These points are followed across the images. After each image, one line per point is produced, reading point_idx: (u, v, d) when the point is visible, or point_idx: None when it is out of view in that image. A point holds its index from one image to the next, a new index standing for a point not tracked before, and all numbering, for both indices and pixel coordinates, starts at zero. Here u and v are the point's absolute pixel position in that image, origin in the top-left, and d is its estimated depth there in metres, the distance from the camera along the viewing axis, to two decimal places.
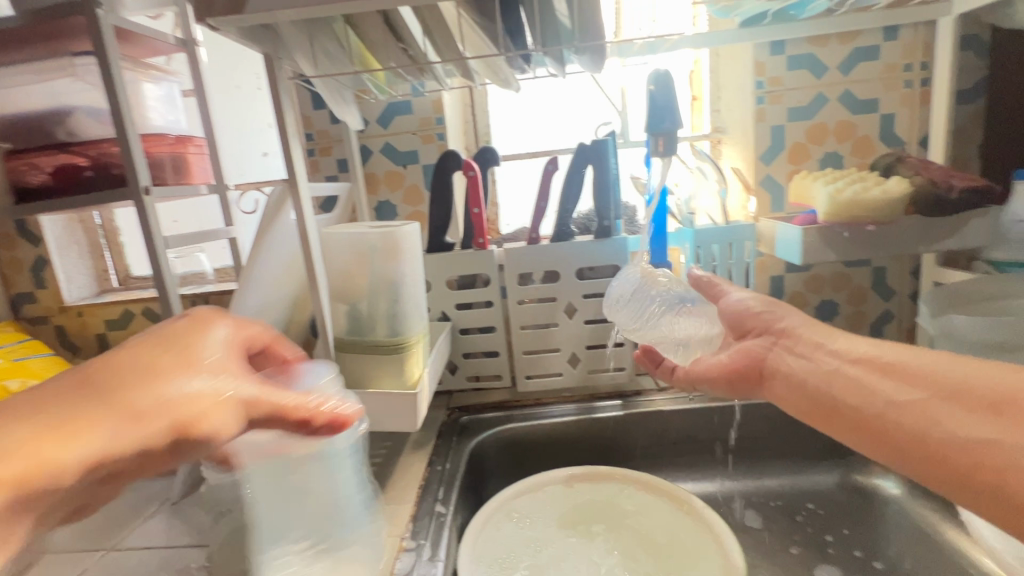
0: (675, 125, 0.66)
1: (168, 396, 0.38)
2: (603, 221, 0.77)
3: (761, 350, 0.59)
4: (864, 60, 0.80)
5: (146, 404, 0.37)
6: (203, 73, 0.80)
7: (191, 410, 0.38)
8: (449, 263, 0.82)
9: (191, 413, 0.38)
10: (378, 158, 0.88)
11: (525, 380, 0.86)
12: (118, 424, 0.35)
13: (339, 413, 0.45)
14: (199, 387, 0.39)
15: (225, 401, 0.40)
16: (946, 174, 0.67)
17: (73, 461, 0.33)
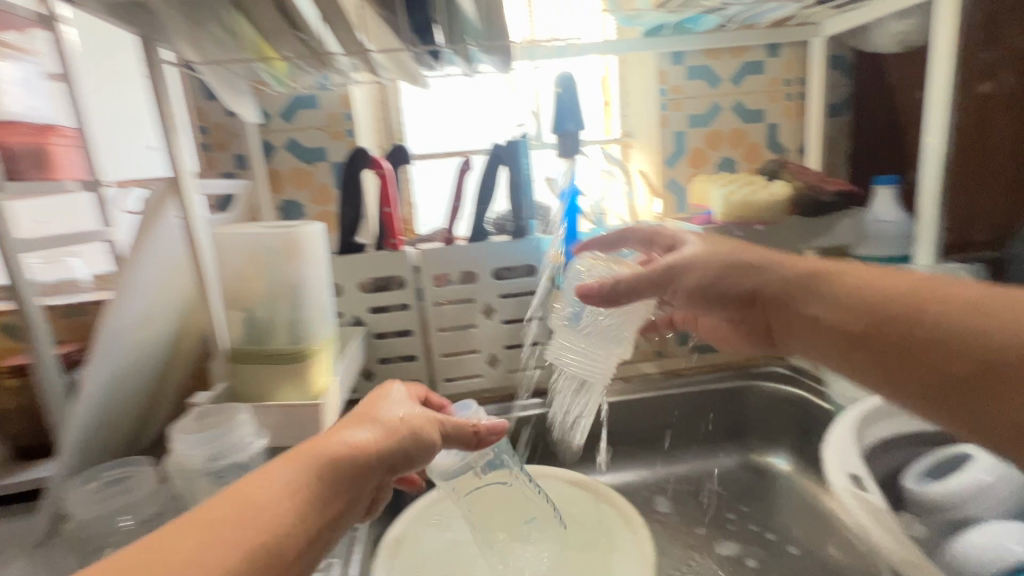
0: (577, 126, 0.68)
1: (393, 416, 0.42)
2: (518, 222, 0.78)
3: (756, 314, 0.54)
4: (752, 74, 0.87)
5: (369, 423, 0.40)
6: (69, 54, 0.70)
7: (409, 426, 0.42)
8: (362, 266, 0.79)
9: (411, 428, 0.42)
10: (283, 154, 0.83)
11: (446, 384, 0.84)
12: (363, 427, 0.40)
13: (496, 425, 0.50)
14: (406, 411, 0.44)
15: (427, 420, 0.44)
16: (819, 179, 0.75)
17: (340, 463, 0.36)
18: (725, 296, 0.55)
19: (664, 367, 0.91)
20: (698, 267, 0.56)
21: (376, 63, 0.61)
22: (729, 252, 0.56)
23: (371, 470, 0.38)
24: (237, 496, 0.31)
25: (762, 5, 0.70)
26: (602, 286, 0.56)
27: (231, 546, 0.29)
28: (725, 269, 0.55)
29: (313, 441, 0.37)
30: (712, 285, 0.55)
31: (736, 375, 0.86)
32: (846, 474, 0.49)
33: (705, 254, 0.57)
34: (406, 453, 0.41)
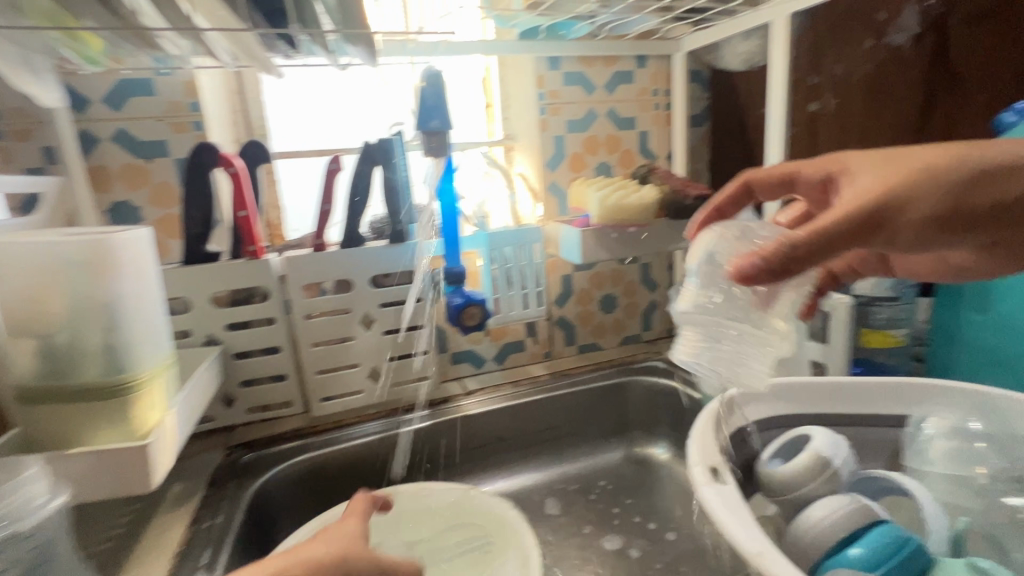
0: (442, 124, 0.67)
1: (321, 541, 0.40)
2: (396, 225, 0.73)
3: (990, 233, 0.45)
4: (624, 83, 0.91)
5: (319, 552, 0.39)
6: None
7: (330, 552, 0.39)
8: (214, 277, 0.69)
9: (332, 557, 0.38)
10: (108, 148, 0.70)
11: (322, 404, 0.77)
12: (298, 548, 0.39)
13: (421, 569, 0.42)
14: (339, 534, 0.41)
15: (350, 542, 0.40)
16: (683, 184, 0.79)
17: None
18: (937, 222, 0.42)
19: (552, 369, 0.93)
20: (909, 202, 0.41)
21: (210, 40, 0.53)
22: (931, 159, 0.42)
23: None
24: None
25: (626, 16, 0.72)
26: (774, 258, 0.39)
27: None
28: (929, 192, 0.41)
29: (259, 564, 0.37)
30: (916, 216, 0.41)
31: (618, 372, 0.90)
32: (705, 466, 0.43)
33: (898, 176, 0.41)
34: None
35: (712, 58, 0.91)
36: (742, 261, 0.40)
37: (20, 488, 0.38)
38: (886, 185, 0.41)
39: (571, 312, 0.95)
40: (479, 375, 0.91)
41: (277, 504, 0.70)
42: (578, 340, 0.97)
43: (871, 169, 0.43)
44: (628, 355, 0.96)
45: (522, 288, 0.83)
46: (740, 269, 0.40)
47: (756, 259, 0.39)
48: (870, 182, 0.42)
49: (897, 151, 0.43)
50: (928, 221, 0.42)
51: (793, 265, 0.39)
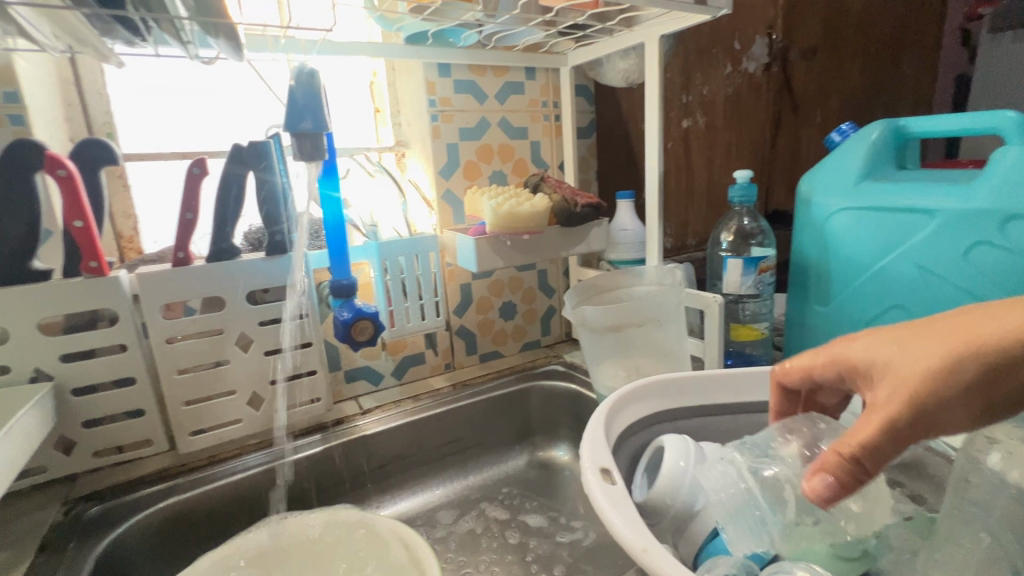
0: (319, 125, 0.62)
1: None
2: (274, 235, 0.67)
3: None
4: (514, 94, 0.93)
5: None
6: None
7: None
8: (42, 300, 0.58)
9: None
10: None
11: (191, 438, 0.68)
12: None
13: None
14: None
15: None
16: (573, 192, 0.82)
17: None
18: (994, 397, 0.33)
19: (453, 380, 0.91)
20: (951, 386, 0.33)
21: (24, 19, 0.45)
22: (935, 337, 0.35)
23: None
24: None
25: (514, 27, 0.73)
26: (844, 470, 0.33)
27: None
28: (960, 374, 0.33)
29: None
30: (964, 400, 0.33)
31: (519, 378, 0.90)
32: (598, 467, 0.44)
33: (911, 369, 0.35)
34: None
35: (596, 74, 0.95)
36: (811, 477, 0.34)
37: None
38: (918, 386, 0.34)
39: (472, 321, 0.95)
40: (376, 393, 0.87)
41: (135, 561, 0.60)
42: (479, 348, 0.96)
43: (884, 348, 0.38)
44: (528, 361, 0.97)
45: (419, 299, 0.80)
46: (813, 485, 0.34)
47: (824, 475, 0.33)
48: (895, 368, 0.36)
49: (902, 335, 0.37)
50: (982, 403, 0.33)
51: (867, 473, 0.33)
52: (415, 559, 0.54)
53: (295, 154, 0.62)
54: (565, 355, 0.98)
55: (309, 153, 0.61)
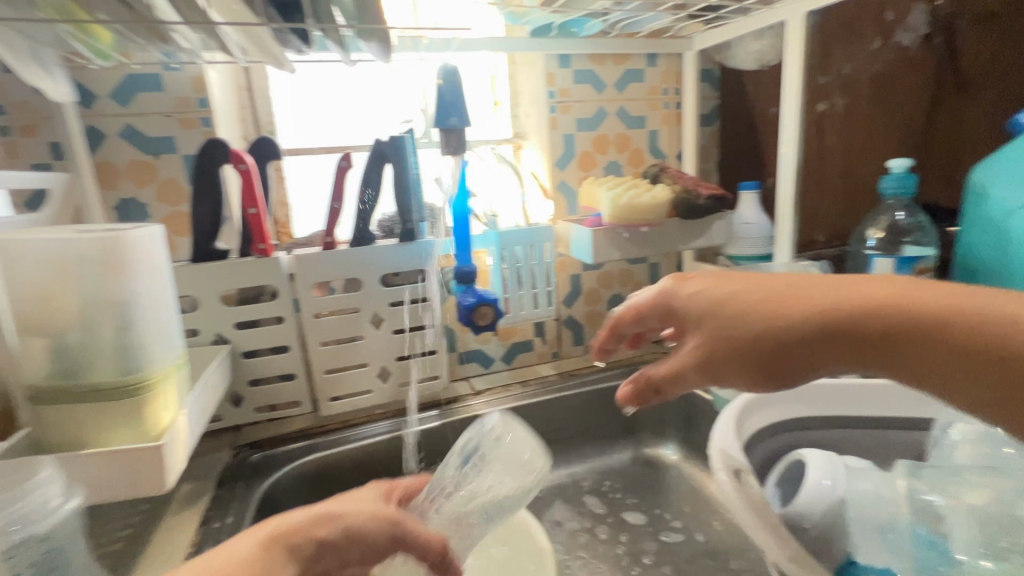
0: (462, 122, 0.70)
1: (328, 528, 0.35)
2: (406, 224, 0.73)
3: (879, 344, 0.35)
4: (634, 82, 0.91)
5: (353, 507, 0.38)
6: None
7: (342, 529, 0.35)
8: (223, 275, 0.68)
9: (346, 530, 0.35)
10: (115, 144, 0.69)
11: (330, 403, 0.76)
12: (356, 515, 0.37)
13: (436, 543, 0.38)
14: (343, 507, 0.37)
15: (369, 519, 0.37)
16: (695, 183, 0.79)
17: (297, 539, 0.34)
18: (782, 367, 0.32)
19: (561, 369, 0.92)
20: (744, 348, 0.32)
21: (228, 37, 0.53)
22: (757, 292, 0.33)
23: (314, 554, 0.34)
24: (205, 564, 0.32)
25: (641, 13, 0.72)
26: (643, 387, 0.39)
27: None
28: (753, 339, 0.32)
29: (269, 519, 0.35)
30: (752, 363, 0.32)
31: (627, 372, 0.89)
32: (729, 469, 0.43)
33: (721, 320, 0.34)
34: (357, 542, 0.36)
35: (723, 57, 0.90)
36: (627, 386, 0.40)
37: (35, 490, 0.37)
38: (718, 337, 0.33)
39: (580, 312, 0.95)
40: (487, 376, 0.91)
41: (287, 504, 0.69)
42: (586, 339, 0.97)
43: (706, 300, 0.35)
44: (636, 356, 0.96)
45: (533, 288, 0.82)
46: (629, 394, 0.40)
47: (632, 386, 0.39)
48: (705, 322, 0.35)
49: (723, 281, 0.36)
50: (770, 374, 0.32)
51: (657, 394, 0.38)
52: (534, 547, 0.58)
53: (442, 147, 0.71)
54: None
55: (455, 146, 0.71)
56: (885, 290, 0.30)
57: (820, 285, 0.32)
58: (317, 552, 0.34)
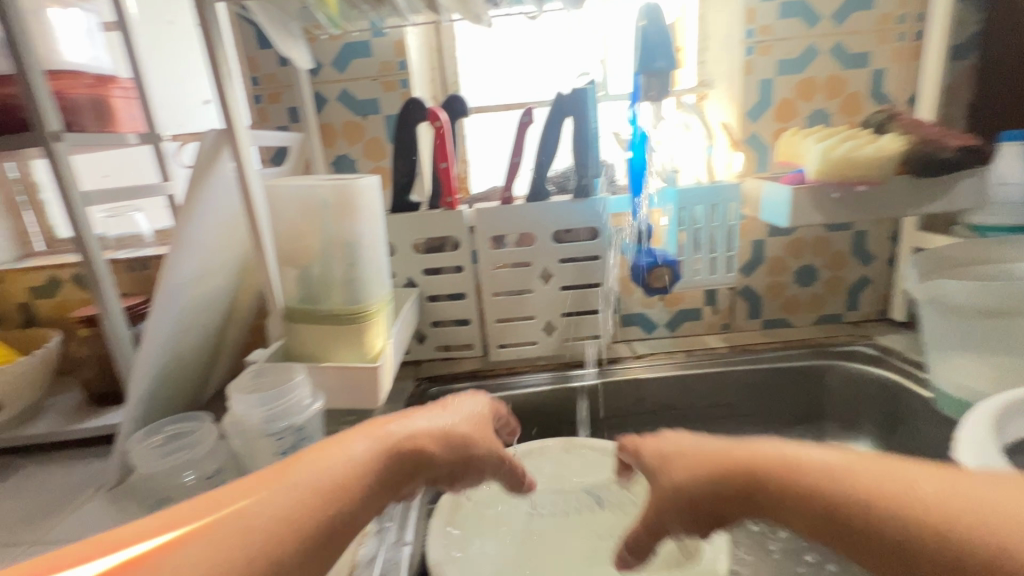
0: (668, 64, 0.66)
1: (438, 443, 0.39)
2: (582, 179, 0.72)
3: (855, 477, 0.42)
4: (859, 11, 0.75)
5: (468, 430, 0.42)
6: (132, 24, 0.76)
7: (454, 449, 0.40)
8: (416, 224, 0.75)
9: (458, 451, 0.40)
10: (334, 106, 0.79)
11: (498, 350, 0.81)
12: (465, 440, 0.41)
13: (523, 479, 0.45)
14: (457, 426, 0.42)
15: (477, 445, 0.42)
16: (939, 132, 0.64)
17: (413, 447, 0.38)
18: (698, 518, 0.37)
19: (732, 342, 0.85)
20: (663, 503, 0.38)
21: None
22: (671, 451, 0.40)
23: (427, 476, 0.38)
24: (318, 464, 0.33)
25: None
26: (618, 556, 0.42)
27: (280, 505, 0.30)
28: (665, 495, 0.38)
29: (384, 428, 0.38)
30: (677, 516, 0.38)
31: (810, 354, 0.80)
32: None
33: (655, 479, 0.40)
34: (465, 470, 0.41)
35: None
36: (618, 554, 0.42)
37: (294, 390, 0.45)
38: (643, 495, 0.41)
39: (760, 282, 0.86)
40: (649, 341, 0.88)
41: None
42: (763, 313, 0.88)
43: (645, 457, 0.42)
44: (825, 336, 0.84)
45: (712, 252, 0.76)
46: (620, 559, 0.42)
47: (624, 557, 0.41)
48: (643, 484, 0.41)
49: (661, 441, 0.42)
50: (693, 526, 0.38)
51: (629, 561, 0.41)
52: None
53: (642, 92, 0.68)
54: (879, 338, 0.81)
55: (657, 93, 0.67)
56: (748, 457, 0.36)
57: (709, 447, 0.38)
58: (432, 468, 0.39)
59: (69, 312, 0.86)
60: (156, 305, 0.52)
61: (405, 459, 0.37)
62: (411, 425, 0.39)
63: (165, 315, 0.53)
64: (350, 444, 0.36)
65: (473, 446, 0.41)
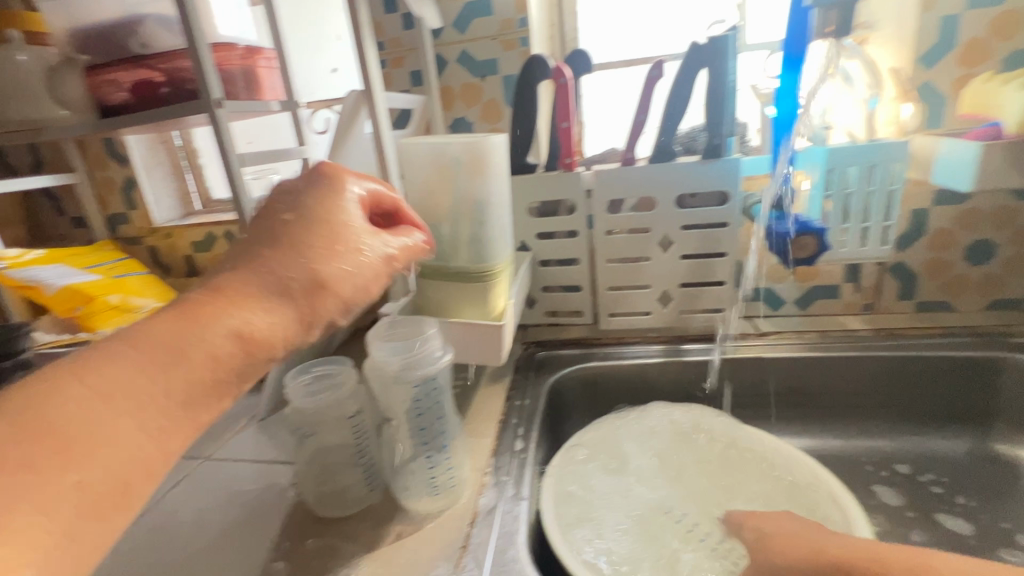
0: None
1: (248, 325, 0.33)
2: (713, 139, 0.66)
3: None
4: None
5: (300, 299, 0.36)
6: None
7: (280, 323, 0.35)
8: (532, 187, 0.74)
9: (289, 323, 0.35)
10: (454, 69, 0.80)
11: (608, 318, 0.79)
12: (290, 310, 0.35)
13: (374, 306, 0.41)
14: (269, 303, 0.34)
15: (311, 307, 0.36)
16: None
17: (215, 343, 0.32)
18: None
19: (876, 325, 0.76)
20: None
21: None
22: (783, 539, 0.45)
23: (284, 348, 0.35)
24: (100, 401, 0.27)
25: None
26: None
27: (80, 466, 0.26)
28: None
29: (194, 320, 0.32)
30: None
31: (978, 344, 0.69)
32: None
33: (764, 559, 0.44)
34: (335, 315, 0.38)
35: None
36: None
37: (426, 342, 0.48)
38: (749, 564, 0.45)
39: (917, 258, 0.75)
40: (775, 318, 0.81)
41: (569, 402, 0.74)
42: (918, 294, 0.76)
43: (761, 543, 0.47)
44: (1000, 325, 0.71)
45: (862, 222, 0.68)
46: None
47: None
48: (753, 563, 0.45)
49: (775, 528, 0.47)
50: None
51: None
52: (836, 504, 0.54)
53: (816, 29, 0.59)
54: None
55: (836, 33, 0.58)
56: (839, 554, 0.39)
57: (810, 541, 0.43)
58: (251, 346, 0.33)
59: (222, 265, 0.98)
60: None
61: (213, 358, 0.31)
62: (200, 318, 0.32)
63: None
64: (139, 360, 0.29)
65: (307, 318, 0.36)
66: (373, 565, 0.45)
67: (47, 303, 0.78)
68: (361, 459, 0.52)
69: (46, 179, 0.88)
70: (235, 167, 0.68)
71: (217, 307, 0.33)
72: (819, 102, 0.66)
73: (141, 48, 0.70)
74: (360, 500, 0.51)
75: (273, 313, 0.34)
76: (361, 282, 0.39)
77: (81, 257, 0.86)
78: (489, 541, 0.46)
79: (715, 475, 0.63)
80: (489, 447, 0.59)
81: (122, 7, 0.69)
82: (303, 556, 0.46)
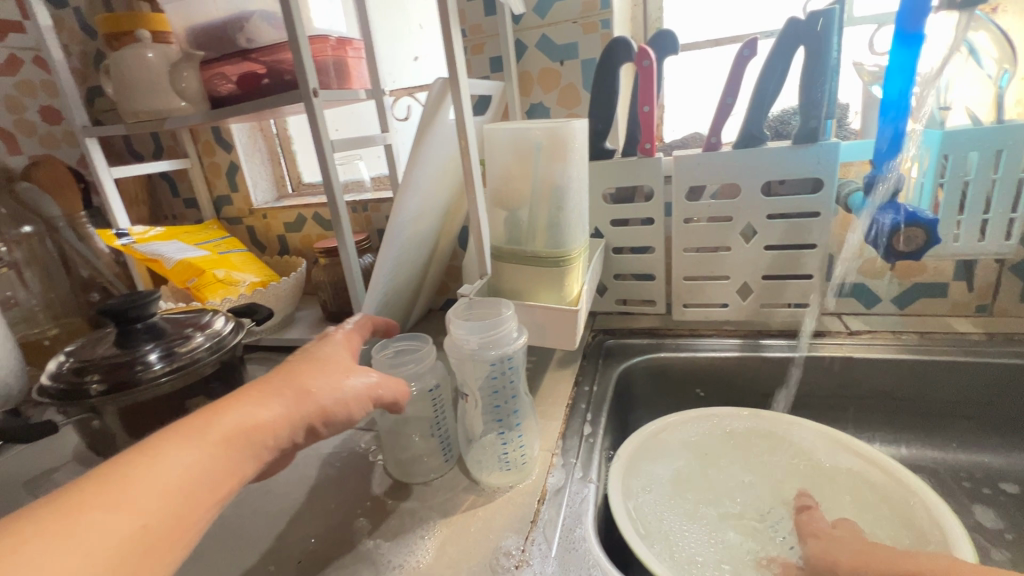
0: None
1: (257, 416, 0.34)
2: (809, 122, 0.62)
3: None
4: None
5: (295, 402, 0.37)
6: None
7: (281, 418, 0.36)
8: (607, 173, 0.73)
9: (288, 420, 0.36)
10: (533, 53, 0.80)
11: (682, 309, 0.77)
12: (290, 407, 0.36)
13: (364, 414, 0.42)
14: (272, 400, 0.36)
15: (307, 409, 0.37)
16: None
17: (230, 425, 0.33)
18: None
19: (989, 329, 0.68)
20: None
21: None
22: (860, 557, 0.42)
23: (276, 445, 0.35)
24: (139, 464, 0.29)
25: None
26: None
27: (123, 520, 0.26)
28: None
29: (208, 413, 0.33)
30: None
31: None
32: None
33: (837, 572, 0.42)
34: (323, 421, 0.39)
35: None
36: None
37: (504, 323, 0.49)
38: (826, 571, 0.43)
39: None
40: (869, 317, 0.75)
41: (638, 392, 0.73)
42: None
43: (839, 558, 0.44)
44: None
45: (982, 214, 0.61)
46: None
47: None
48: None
49: (858, 548, 0.44)
50: None
51: None
52: (924, 512, 0.51)
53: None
54: None
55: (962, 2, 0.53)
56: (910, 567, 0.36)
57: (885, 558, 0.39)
58: (256, 437, 0.34)
59: (310, 244, 1.05)
60: (388, 237, 0.59)
61: (224, 440, 0.32)
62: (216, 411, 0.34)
63: (392, 249, 0.61)
64: (170, 437, 0.31)
65: (300, 420, 0.37)
66: (447, 530, 0.47)
67: (166, 274, 0.87)
68: (438, 430, 0.55)
69: (165, 163, 0.98)
70: (327, 152, 0.72)
71: (231, 399, 0.35)
72: (938, 78, 0.58)
73: (247, 43, 0.76)
74: (434, 470, 0.55)
75: (271, 407, 0.36)
76: (350, 392, 0.41)
77: (192, 235, 0.95)
78: (557, 519, 0.47)
79: (789, 476, 0.60)
80: (557, 430, 0.60)
81: (231, 5, 0.75)
82: (383, 516, 0.50)
